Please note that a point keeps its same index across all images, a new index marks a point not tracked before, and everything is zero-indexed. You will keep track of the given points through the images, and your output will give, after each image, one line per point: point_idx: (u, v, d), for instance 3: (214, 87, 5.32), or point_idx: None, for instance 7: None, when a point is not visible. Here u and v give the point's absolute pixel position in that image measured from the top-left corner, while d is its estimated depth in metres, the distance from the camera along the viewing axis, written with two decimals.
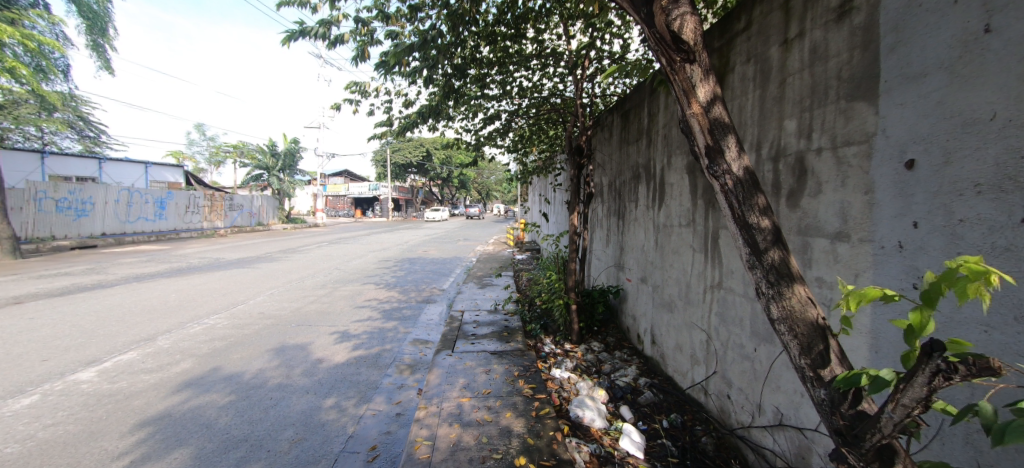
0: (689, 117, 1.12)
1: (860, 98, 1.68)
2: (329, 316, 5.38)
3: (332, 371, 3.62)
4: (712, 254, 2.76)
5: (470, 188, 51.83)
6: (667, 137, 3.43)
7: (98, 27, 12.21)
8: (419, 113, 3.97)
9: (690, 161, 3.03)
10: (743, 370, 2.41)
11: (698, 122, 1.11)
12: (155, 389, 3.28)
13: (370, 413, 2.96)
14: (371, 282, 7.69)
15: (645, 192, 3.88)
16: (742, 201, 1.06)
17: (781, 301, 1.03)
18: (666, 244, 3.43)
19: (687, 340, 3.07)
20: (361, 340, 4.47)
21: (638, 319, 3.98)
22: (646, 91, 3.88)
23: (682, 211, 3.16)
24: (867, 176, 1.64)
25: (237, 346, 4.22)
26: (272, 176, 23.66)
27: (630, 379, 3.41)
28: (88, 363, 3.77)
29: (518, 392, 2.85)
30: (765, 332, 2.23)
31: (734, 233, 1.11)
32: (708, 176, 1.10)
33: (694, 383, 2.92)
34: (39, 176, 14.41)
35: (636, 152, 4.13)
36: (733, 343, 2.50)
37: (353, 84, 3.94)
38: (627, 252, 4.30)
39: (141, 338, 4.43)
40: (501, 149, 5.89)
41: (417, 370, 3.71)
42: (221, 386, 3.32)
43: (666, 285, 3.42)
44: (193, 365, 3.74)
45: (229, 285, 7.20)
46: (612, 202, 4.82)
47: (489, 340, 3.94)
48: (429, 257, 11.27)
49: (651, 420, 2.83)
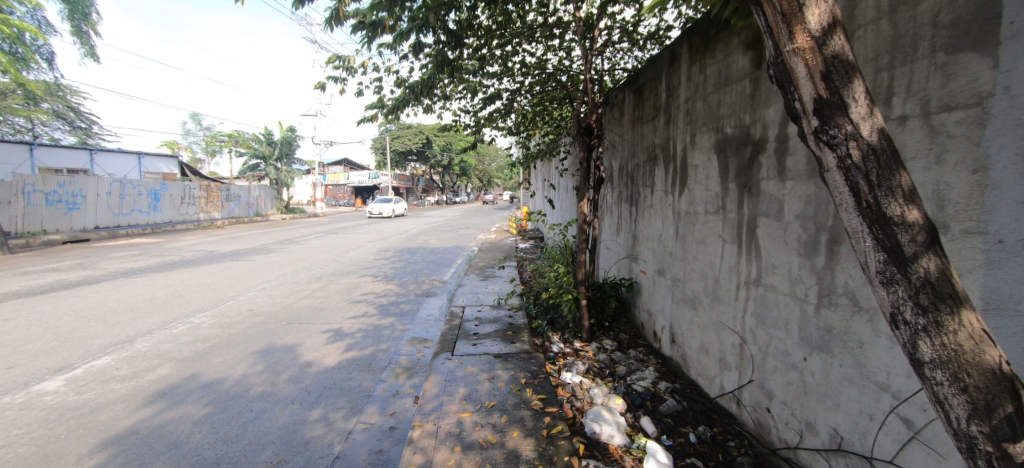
0: (801, 67, 0.97)
1: (968, 48, 1.30)
2: (322, 313, 5.06)
3: (321, 377, 3.30)
4: (748, 246, 2.40)
5: (471, 175, 51.30)
6: (689, 112, 3.04)
7: (79, 12, 11.67)
8: (411, 89, 3.55)
9: (719, 138, 2.65)
10: (789, 381, 2.07)
11: (806, 63, 0.95)
12: (125, 400, 2.97)
13: (360, 428, 2.64)
14: (368, 274, 7.37)
15: (662, 175, 3.50)
16: (882, 184, 0.88)
17: (941, 336, 0.84)
18: (687, 233, 3.08)
19: (714, 342, 2.73)
20: (355, 340, 4.15)
21: (655, 315, 3.64)
22: (664, 62, 3.47)
23: (708, 195, 2.80)
24: (978, 148, 1.27)
25: (221, 348, 3.92)
26: (270, 165, 23.26)
27: (649, 383, 3.09)
28: (57, 370, 3.46)
29: (526, 404, 2.52)
30: (819, 340, 1.90)
31: (860, 231, 0.93)
32: (828, 145, 0.93)
33: (724, 391, 2.59)
34: (28, 168, 14.05)
35: (650, 132, 3.75)
36: (775, 349, 2.17)
37: (336, 58, 3.51)
38: (642, 242, 3.95)
39: (119, 340, 4.13)
40: (502, 131, 5.48)
41: (414, 373, 3.39)
42: (198, 396, 3.01)
43: (688, 278, 3.08)
44: (170, 371, 3.43)
45: (220, 280, 6.90)
46: (623, 187, 4.45)
47: (492, 340, 3.62)
48: (430, 246, 10.96)
49: (675, 434, 2.51)
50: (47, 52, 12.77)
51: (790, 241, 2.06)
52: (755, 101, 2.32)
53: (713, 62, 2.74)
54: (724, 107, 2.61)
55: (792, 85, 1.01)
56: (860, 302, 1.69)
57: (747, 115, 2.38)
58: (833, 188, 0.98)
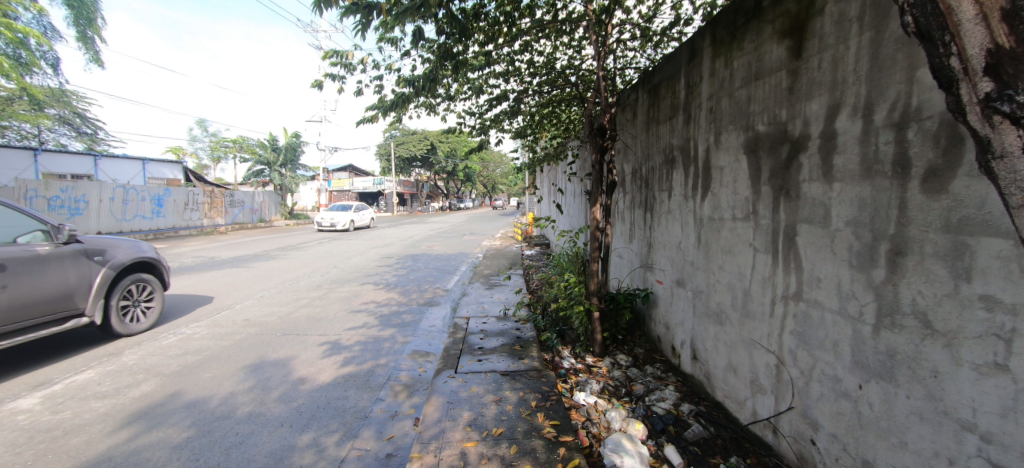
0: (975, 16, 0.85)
1: None
2: (320, 324, 4.83)
3: (315, 395, 3.07)
4: (785, 256, 2.16)
5: (476, 181, 51.21)
6: (712, 110, 2.82)
7: (84, 17, 11.61)
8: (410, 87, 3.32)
9: (749, 137, 2.42)
10: (839, 411, 1.83)
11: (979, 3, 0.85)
12: (102, 421, 2.75)
13: (355, 455, 2.40)
14: (370, 282, 7.14)
15: (681, 178, 3.26)
16: None
17: None
18: (711, 241, 2.84)
19: (745, 362, 2.47)
20: (353, 353, 3.92)
21: (674, 329, 3.39)
22: (683, 57, 3.25)
23: (736, 199, 2.56)
24: None
25: (211, 362, 3.69)
26: (274, 171, 23.18)
27: (670, 405, 2.83)
28: (35, 386, 3.25)
29: (538, 431, 2.28)
30: (878, 366, 1.65)
31: None
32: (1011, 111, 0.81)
33: (758, 417, 2.34)
34: (32, 174, 14.03)
35: (667, 133, 3.52)
36: (821, 373, 1.92)
37: (334, 53, 3.31)
38: (658, 250, 3.70)
39: (105, 353, 3.92)
40: (508, 133, 5.26)
41: (415, 392, 3.14)
42: (181, 418, 2.78)
43: (712, 291, 2.83)
44: (155, 388, 3.21)
45: (218, 288, 6.69)
46: (637, 192, 4.21)
47: (499, 356, 3.37)
48: (433, 253, 10.73)
49: (704, 466, 2.25)
50: (53, 57, 12.74)
51: (839, 252, 1.82)
52: (793, 95, 2.08)
53: (741, 54, 2.51)
54: (755, 102, 2.37)
55: (951, 37, 0.91)
56: (933, 324, 1.45)
57: (784, 110, 2.14)
58: (1009, 172, 0.85)
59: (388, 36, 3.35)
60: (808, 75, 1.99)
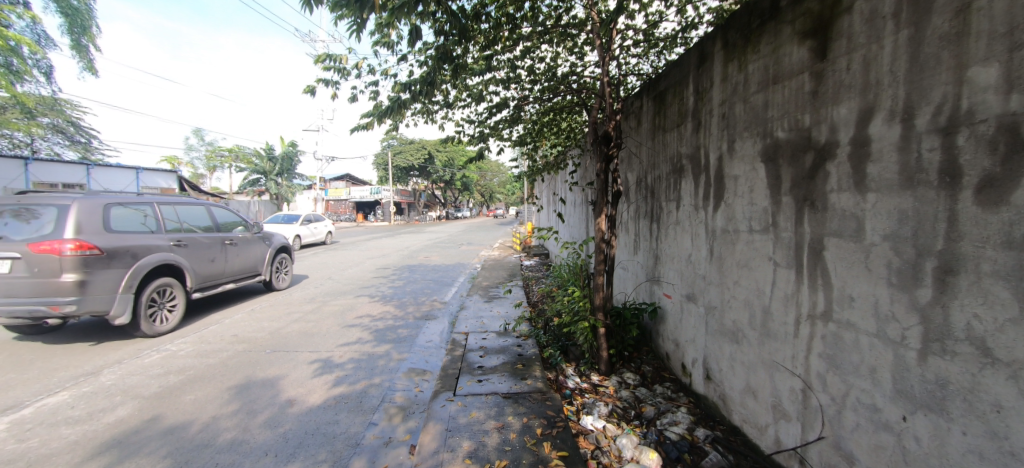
0: None
1: None
2: (312, 339, 4.63)
3: (303, 420, 2.87)
4: (811, 271, 2.00)
5: (473, 190, 51.20)
6: (724, 116, 2.68)
7: (78, 25, 11.49)
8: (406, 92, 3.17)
9: (768, 144, 2.27)
10: (880, 445, 1.66)
11: None
12: (71, 451, 2.54)
13: None
14: (365, 294, 6.94)
15: (691, 188, 3.11)
16: None
17: None
18: (724, 254, 2.69)
19: (766, 385, 2.30)
20: (346, 372, 3.72)
21: (684, 346, 3.21)
22: (692, 63, 3.12)
23: (753, 210, 2.41)
24: None
25: (194, 383, 3.48)
26: (270, 180, 22.99)
27: (683, 430, 2.64)
28: (3, 410, 3.03)
29: (545, 464, 2.09)
30: (926, 397, 1.49)
31: None
32: None
33: (782, 446, 2.16)
34: (22, 183, 13.80)
35: (675, 141, 3.39)
36: (855, 401, 1.76)
37: (327, 57, 3.15)
38: (665, 263, 3.54)
39: (83, 373, 3.70)
40: (508, 142, 5.12)
41: (410, 415, 2.94)
42: (157, 446, 2.57)
43: (727, 307, 2.67)
44: (132, 413, 3.00)
45: (206, 301, 6.47)
46: (642, 202, 4.06)
47: (500, 376, 3.18)
48: (430, 264, 10.54)
49: None
50: (46, 65, 12.60)
51: (875, 269, 1.67)
52: (817, 99, 1.94)
53: (756, 57, 2.38)
54: (773, 108, 2.24)
55: None
56: (994, 351, 1.30)
57: (807, 115, 2.00)
58: None
59: (383, 39, 3.21)
60: (834, 78, 1.85)
